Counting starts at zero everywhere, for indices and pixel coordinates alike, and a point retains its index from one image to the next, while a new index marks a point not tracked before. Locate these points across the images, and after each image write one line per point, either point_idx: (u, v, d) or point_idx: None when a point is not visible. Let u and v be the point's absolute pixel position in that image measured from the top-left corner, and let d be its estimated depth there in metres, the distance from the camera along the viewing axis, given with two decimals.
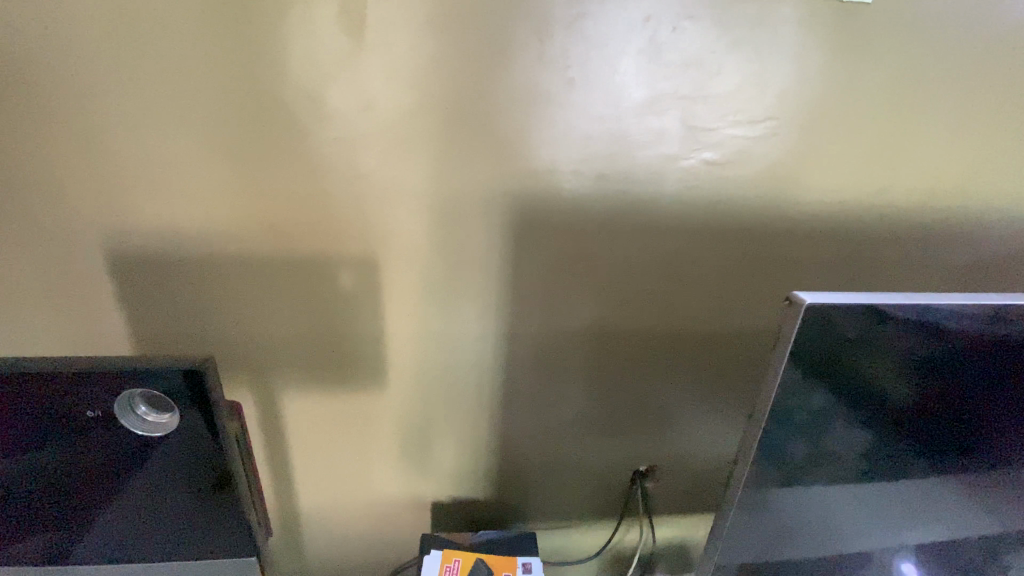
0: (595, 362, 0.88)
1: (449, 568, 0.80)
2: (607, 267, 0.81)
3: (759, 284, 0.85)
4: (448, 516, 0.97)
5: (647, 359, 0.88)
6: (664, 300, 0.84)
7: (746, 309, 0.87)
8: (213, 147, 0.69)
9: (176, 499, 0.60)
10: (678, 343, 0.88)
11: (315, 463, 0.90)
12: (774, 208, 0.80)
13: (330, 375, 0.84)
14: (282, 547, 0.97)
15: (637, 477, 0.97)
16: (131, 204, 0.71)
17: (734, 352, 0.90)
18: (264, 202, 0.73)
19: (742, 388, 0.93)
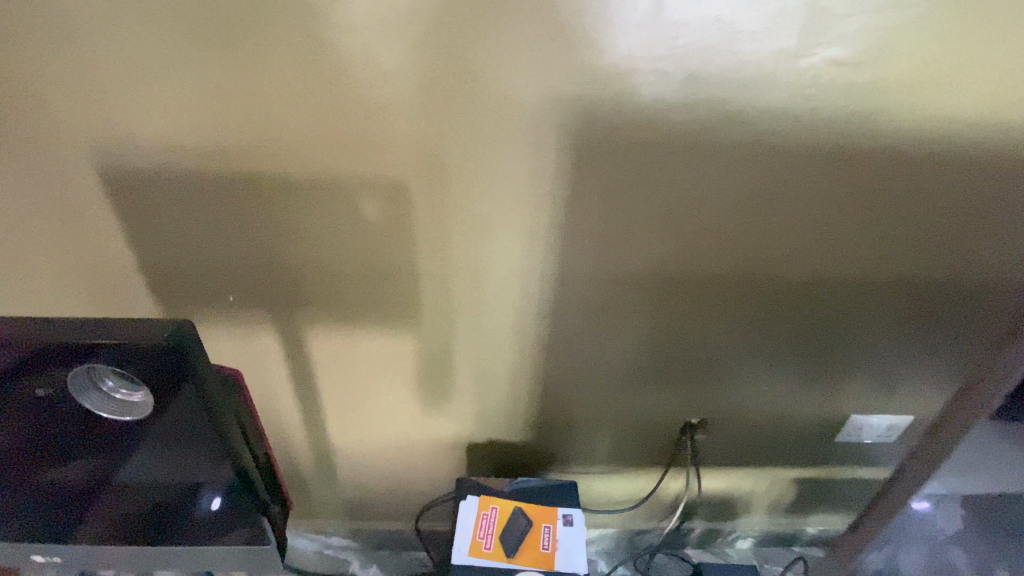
0: (655, 307, 0.77)
1: (487, 515, 0.75)
2: (682, 197, 0.67)
3: (876, 222, 0.70)
4: (484, 457, 0.92)
5: (722, 306, 0.77)
6: (751, 241, 0.71)
7: (864, 258, 0.73)
8: (209, 36, 0.56)
9: (183, 488, 0.51)
10: (769, 289, 0.76)
11: (345, 400, 0.85)
12: (908, 125, 0.63)
13: (358, 311, 0.76)
14: (316, 477, 0.95)
15: (688, 428, 0.90)
16: (121, 111, 0.60)
17: (832, 302, 0.77)
18: (272, 110, 0.60)
19: (846, 345, 0.82)
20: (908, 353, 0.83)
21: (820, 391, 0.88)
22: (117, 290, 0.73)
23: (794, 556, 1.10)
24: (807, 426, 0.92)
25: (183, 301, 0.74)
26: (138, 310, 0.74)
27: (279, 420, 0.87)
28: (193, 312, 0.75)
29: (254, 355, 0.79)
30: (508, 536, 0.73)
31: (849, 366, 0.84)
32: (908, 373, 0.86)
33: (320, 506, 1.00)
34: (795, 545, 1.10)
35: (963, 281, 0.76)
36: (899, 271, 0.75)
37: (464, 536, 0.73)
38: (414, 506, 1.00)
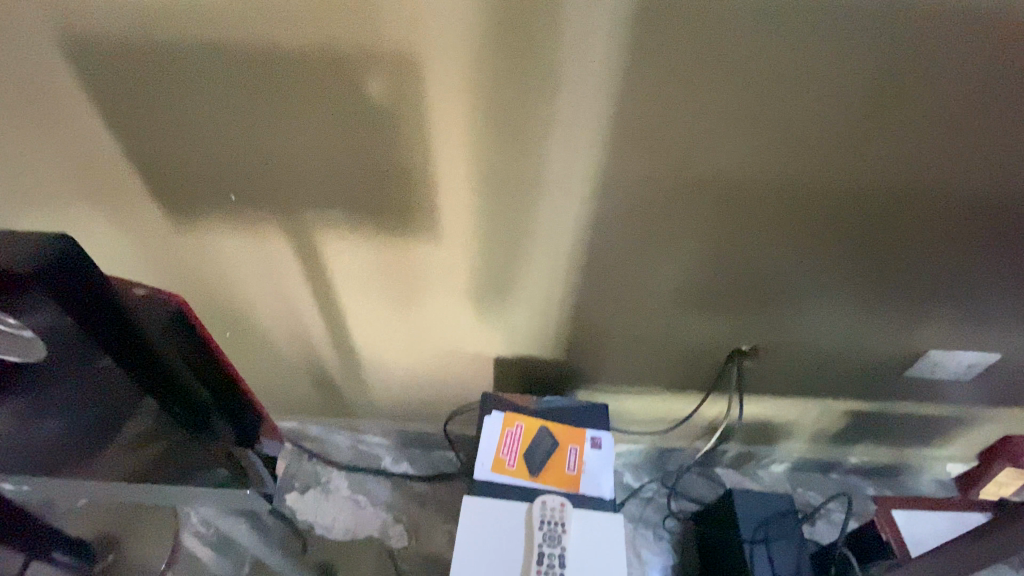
0: (714, 222, 0.65)
1: (511, 432, 0.72)
2: (763, 80, 0.53)
3: (1000, 117, 0.55)
4: (513, 374, 0.88)
5: (797, 223, 0.65)
6: (846, 142, 0.57)
7: (984, 166, 0.59)
8: None
9: (129, 428, 0.45)
10: (841, 205, 0.63)
11: (366, 310, 0.81)
12: None
13: (374, 216, 0.68)
14: (345, 382, 0.95)
15: (736, 355, 0.82)
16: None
17: (918, 220, 0.64)
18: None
19: (937, 271, 0.70)
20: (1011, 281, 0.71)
21: (896, 322, 0.76)
22: (115, 191, 0.67)
23: (831, 482, 1.06)
24: (872, 359, 0.82)
25: (186, 202, 0.68)
26: (141, 211, 0.69)
27: (302, 328, 0.85)
28: (198, 214, 0.69)
29: (268, 261, 0.74)
30: (533, 455, 0.70)
31: (936, 295, 0.72)
32: (1004, 305, 0.74)
33: (350, 409, 1.01)
34: (834, 472, 1.06)
35: None
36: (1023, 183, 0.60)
37: (488, 453, 0.71)
38: (442, 414, 1.00)
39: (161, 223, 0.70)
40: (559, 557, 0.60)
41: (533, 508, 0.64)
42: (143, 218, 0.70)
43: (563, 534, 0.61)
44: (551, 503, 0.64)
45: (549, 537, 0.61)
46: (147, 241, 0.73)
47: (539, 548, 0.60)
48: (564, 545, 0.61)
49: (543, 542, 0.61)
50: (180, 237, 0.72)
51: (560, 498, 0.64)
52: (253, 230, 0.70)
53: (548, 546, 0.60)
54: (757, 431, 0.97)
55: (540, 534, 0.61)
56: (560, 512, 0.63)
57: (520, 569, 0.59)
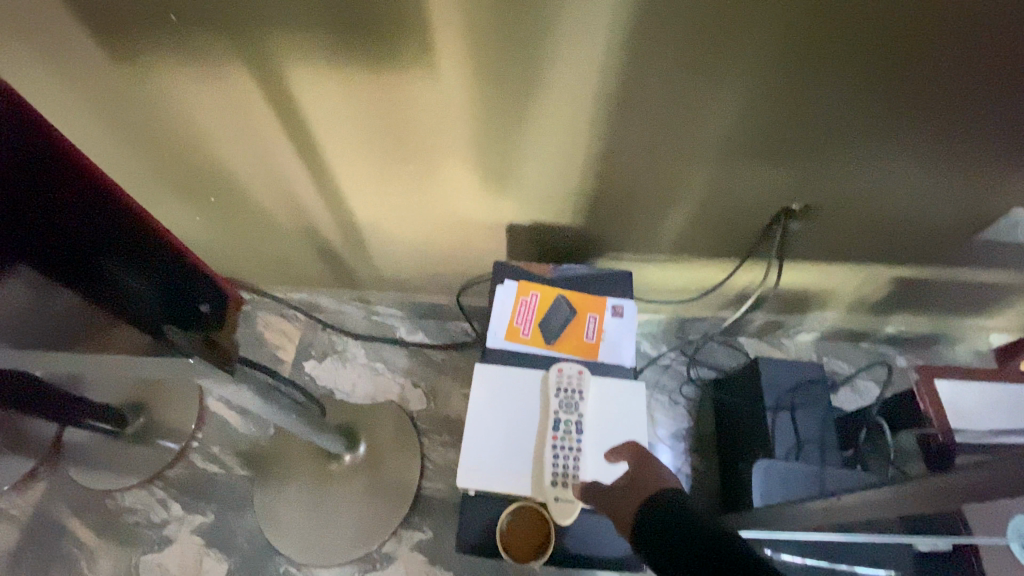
0: (779, 44, 0.51)
1: (527, 301, 0.66)
2: None
3: None
4: (528, 241, 0.80)
5: (887, 43, 0.50)
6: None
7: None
8: None
9: (124, 274, 0.52)
10: (898, 27, 0.49)
11: (360, 170, 0.71)
12: None
13: (351, 43, 0.55)
14: (348, 253, 0.89)
15: (783, 216, 0.71)
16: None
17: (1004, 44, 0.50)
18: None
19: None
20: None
21: (981, 175, 0.64)
22: (34, 16, 0.55)
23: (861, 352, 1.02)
24: (940, 220, 0.72)
25: (126, 33, 0.56)
26: (78, 47, 0.58)
27: (294, 192, 0.76)
28: (145, 50, 0.57)
29: (240, 111, 0.64)
30: (550, 323, 0.65)
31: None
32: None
33: (358, 281, 0.97)
34: (866, 342, 1.01)
35: None
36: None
37: (501, 320, 0.66)
38: (454, 285, 0.95)
39: (105, 63, 0.59)
40: (577, 421, 0.57)
41: (549, 375, 0.60)
42: (83, 57, 0.59)
43: (581, 398, 0.58)
44: (568, 371, 0.60)
45: (566, 401, 0.58)
46: (98, 88, 0.62)
47: (555, 412, 0.58)
48: (582, 409, 0.58)
49: (560, 405, 0.58)
50: (133, 81, 0.61)
51: (578, 364, 0.61)
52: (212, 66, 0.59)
53: (565, 409, 0.58)
54: (791, 301, 0.91)
55: (557, 398, 0.58)
56: (578, 379, 0.59)
57: (536, 435, 0.57)
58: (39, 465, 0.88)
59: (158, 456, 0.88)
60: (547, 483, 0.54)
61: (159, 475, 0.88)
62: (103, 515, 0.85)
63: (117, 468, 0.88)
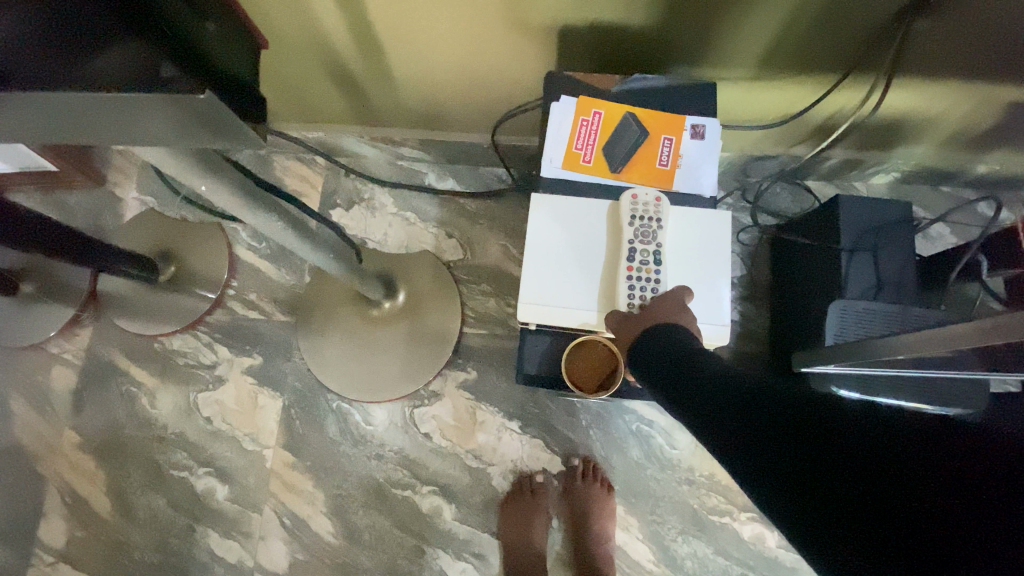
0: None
1: (587, 122, 0.56)
2: None
3: None
4: (582, 50, 0.67)
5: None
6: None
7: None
8: None
9: None
10: None
11: None
12: None
13: None
14: (368, 78, 0.76)
15: (911, 9, 0.56)
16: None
17: None
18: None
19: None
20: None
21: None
22: None
23: (939, 196, 0.92)
24: None
25: None
26: None
27: None
28: None
29: None
30: (616, 146, 0.56)
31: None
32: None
33: (381, 116, 0.85)
34: (947, 184, 0.91)
35: None
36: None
37: (557, 145, 0.56)
38: (489, 120, 0.83)
39: None
40: (656, 253, 0.51)
41: (624, 202, 0.53)
42: None
43: (659, 228, 0.52)
44: (643, 194, 0.53)
45: (643, 233, 0.52)
46: None
47: (631, 243, 0.51)
48: (660, 240, 0.51)
49: (636, 237, 0.51)
50: None
51: (657, 190, 0.53)
52: None
53: (642, 242, 0.51)
54: (879, 132, 0.79)
55: (633, 228, 0.52)
56: (657, 207, 0.53)
57: (609, 267, 0.52)
58: (81, 312, 0.88)
59: (195, 303, 0.87)
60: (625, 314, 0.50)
61: (200, 321, 0.88)
62: (154, 357, 0.87)
63: (158, 315, 0.87)
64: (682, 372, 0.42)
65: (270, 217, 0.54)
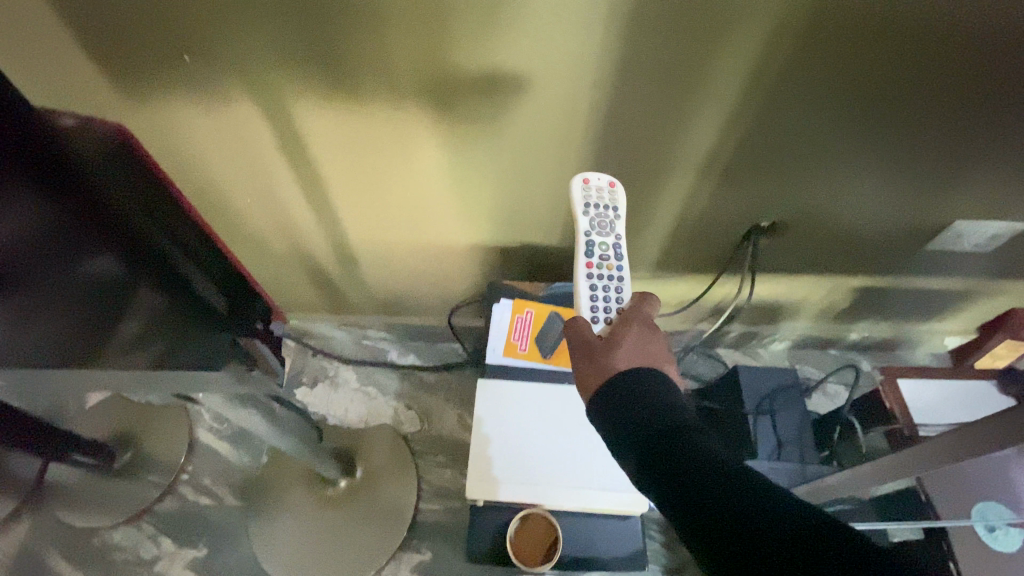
0: (768, 63, 0.56)
1: (522, 319, 0.69)
2: None
3: None
4: (518, 259, 0.84)
5: (857, 73, 0.56)
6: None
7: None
8: None
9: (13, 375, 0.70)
10: (854, 67, 0.55)
11: (361, 193, 0.73)
12: None
13: (354, 87, 0.58)
14: (342, 278, 0.90)
15: (752, 233, 0.77)
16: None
17: (954, 79, 0.56)
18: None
19: (997, 131, 0.62)
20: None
21: (936, 191, 0.71)
22: (45, 61, 0.55)
23: (828, 357, 1.09)
24: (899, 232, 0.78)
25: (137, 67, 0.55)
26: (77, 74, 0.56)
27: (292, 218, 0.77)
28: (150, 78, 0.57)
29: (244, 139, 0.64)
30: (547, 336, 0.69)
31: (987, 159, 0.66)
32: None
33: (350, 306, 0.98)
34: (833, 348, 1.08)
35: None
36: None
37: (498, 336, 0.69)
38: (445, 307, 0.97)
39: (106, 93, 0.58)
40: (609, 241, 0.65)
41: (578, 187, 0.64)
42: (81, 84, 0.57)
43: (612, 216, 0.64)
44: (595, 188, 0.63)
45: (598, 221, 0.64)
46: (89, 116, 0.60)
47: (588, 233, 0.65)
48: (613, 227, 0.65)
49: (591, 225, 0.64)
50: (132, 110, 0.60)
51: (609, 177, 0.65)
52: (219, 110, 0.60)
53: (598, 229, 0.64)
54: (763, 311, 0.97)
55: (590, 214, 0.64)
56: (609, 195, 0.64)
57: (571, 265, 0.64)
58: (20, 507, 0.85)
59: (147, 490, 0.87)
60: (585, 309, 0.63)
61: (148, 510, 0.86)
62: (88, 555, 0.82)
63: (105, 505, 0.85)
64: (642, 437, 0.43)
65: (247, 410, 0.64)
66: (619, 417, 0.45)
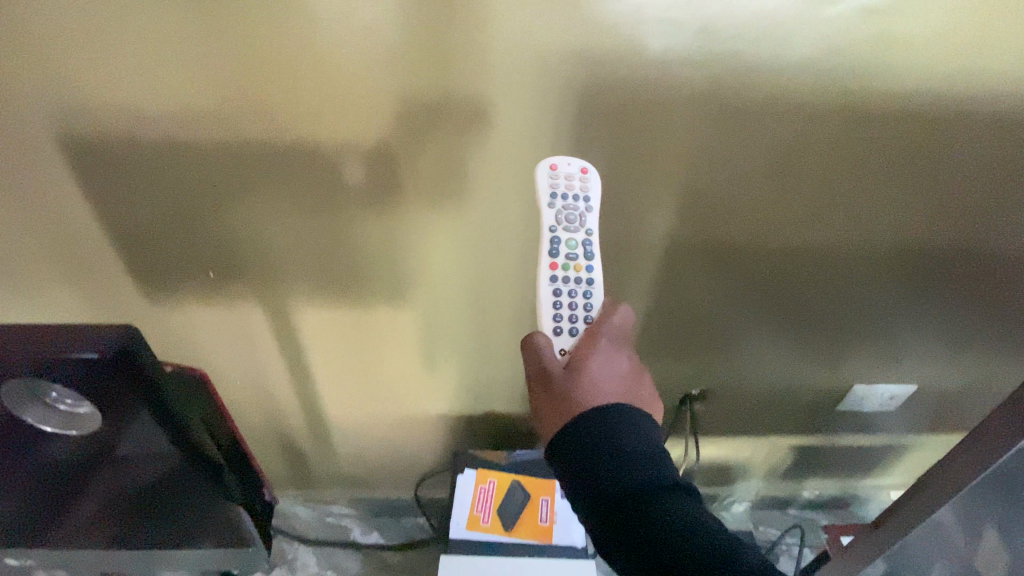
0: (668, 273, 0.71)
1: (485, 489, 0.75)
2: (690, 175, 0.61)
3: (867, 197, 0.64)
4: (484, 428, 0.91)
5: (745, 279, 0.72)
6: (775, 205, 0.65)
7: (889, 225, 0.67)
8: (164, 18, 0.50)
9: None
10: (740, 275, 0.72)
11: (336, 373, 0.82)
12: (952, 86, 0.56)
13: (345, 290, 0.72)
14: (314, 451, 0.94)
15: (687, 399, 0.88)
16: (62, 43, 0.51)
17: (817, 281, 0.73)
18: (239, 45, 0.52)
19: (859, 316, 0.78)
20: (922, 325, 0.79)
21: (828, 361, 0.84)
22: (94, 274, 0.67)
23: (787, 516, 1.12)
24: (810, 395, 0.90)
25: (168, 277, 0.68)
26: (118, 283, 0.68)
27: (270, 396, 0.84)
28: (174, 284, 0.69)
29: (241, 329, 0.75)
30: (506, 510, 0.73)
31: (862, 337, 0.80)
32: (919, 343, 0.82)
33: (319, 479, 0.99)
34: (790, 507, 1.12)
35: (996, 245, 0.70)
36: (925, 238, 0.69)
37: (462, 511, 0.73)
38: (413, 478, 1.00)
39: (137, 296, 0.70)
40: (578, 238, 0.58)
41: (545, 173, 0.56)
42: (119, 290, 0.69)
43: (582, 210, 0.57)
44: (564, 172, 0.56)
45: (567, 215, 0.56)
46: (116, 312, 0.71)
47: (553, 229, 0.57)
48: (583, 219, 0.57)
49: (558, 220, 0.57)
50: (151, 309, 0.71)
51: (580, 163, 0.57)
52: (229, 308, 0.72)
53: (565, 225, 0.57)
54: (715, 470, 1.03)
55: (557, 207, 0.56)
56: (581, 184, 0.57)
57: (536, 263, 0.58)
58: None
59: None
60: (547, 321, 0.56)
61: None
62: None
63: None
64: (598, 454, 0.47)
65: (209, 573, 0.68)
66: (578, 439, 0.47)
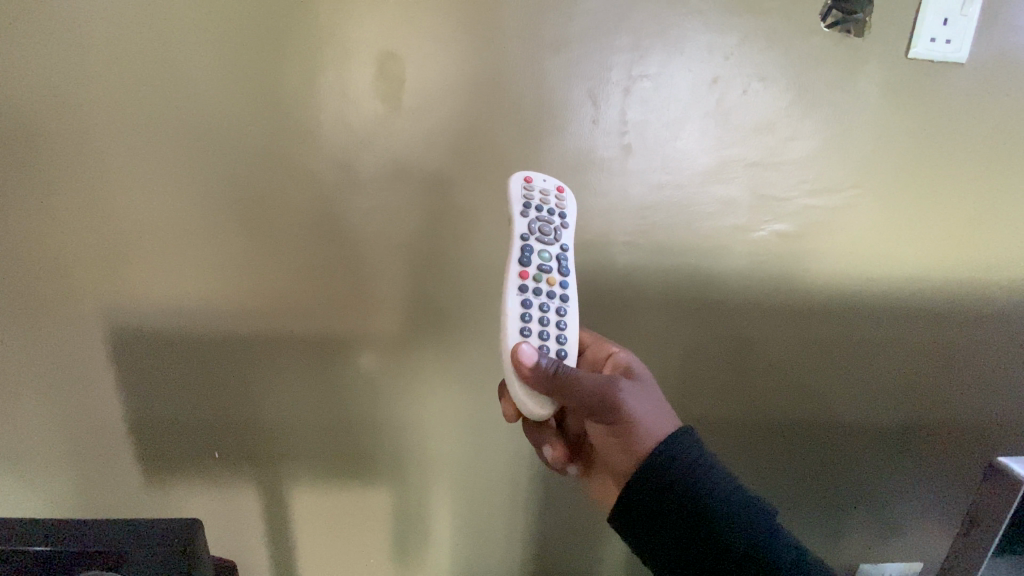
0: None
1: None
2: (665, 357, 0.70)
3: (823, 374, 0.73)
4: None
5: (731, 452, 0.76)
6: (742, 384, 0.72)
7: (848, 401, 0.75)
8: (230, 237, 0.63)
9: None
10: (726, 448, 0.75)
11: (323, 563, 0.78)
12: (865, 288, 0.69)
13: (344, 468, 0.73)
14: None
15: None
16: (140, 256, 0.63)
17: (798, 454, 0.77)
18: (287, 260, 0.64)
19: (847, 490, 0.79)
20: (910, 498, 0.80)
21: (830, 537, 0.82)
22: (101, 451, 0.69)
23: None
24: None
25: (173, 455, 0.70)
26: (121, 461, 0.70)
27: None
28: (177, 462, 0.71)
29: (232, 512, 0.74)
30: None
31: (857, 511, 0.81)
32: (915, 518, 0.82)
33: None
34: None
35: (952, 417, 0.76)
36: (885, 413, 0.75)
37: None
38: None
39: (137, 474, 0.71)
40: (552, 249, 0.57)
41: (519, 184, 0.57)
42: (120, 468, 0.70)
43: (559, 223, 0.58)
44: (535, 185, 0.58)
45: (542, 224, 0.57)
46: (109, 491, 0.71)
47: (526, 237, 0.57)
48: (559, 232, 0.58)
49: (532, 228, 0.57)
50: (144, 491, 0.71)
51: (555, 181, 0.59)
52: (225, 487, 0.72)
53: (540, 235, 0.57)
54: None
55: (531, 216, 0.57)
56: (555, 200, 0.58)
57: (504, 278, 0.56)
58: None
59: None
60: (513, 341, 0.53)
61: None
62: None
63: None
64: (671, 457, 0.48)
65: None
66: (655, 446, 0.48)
